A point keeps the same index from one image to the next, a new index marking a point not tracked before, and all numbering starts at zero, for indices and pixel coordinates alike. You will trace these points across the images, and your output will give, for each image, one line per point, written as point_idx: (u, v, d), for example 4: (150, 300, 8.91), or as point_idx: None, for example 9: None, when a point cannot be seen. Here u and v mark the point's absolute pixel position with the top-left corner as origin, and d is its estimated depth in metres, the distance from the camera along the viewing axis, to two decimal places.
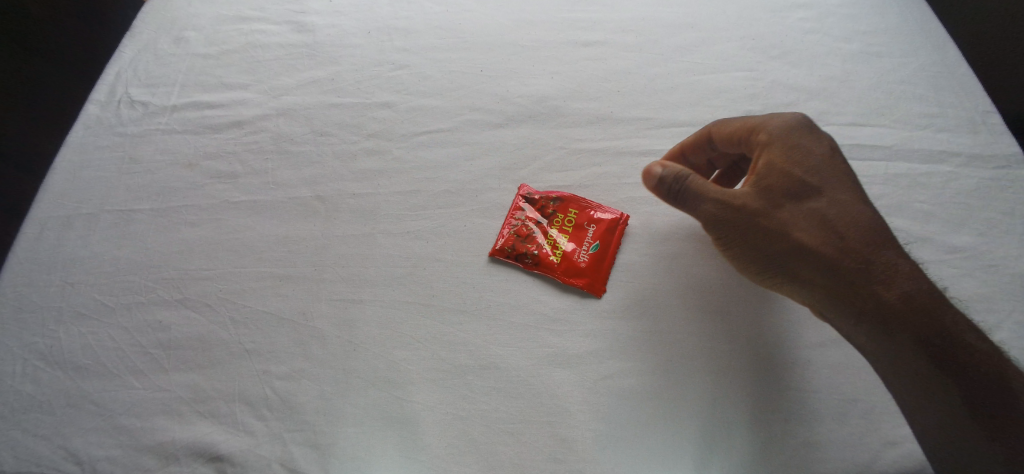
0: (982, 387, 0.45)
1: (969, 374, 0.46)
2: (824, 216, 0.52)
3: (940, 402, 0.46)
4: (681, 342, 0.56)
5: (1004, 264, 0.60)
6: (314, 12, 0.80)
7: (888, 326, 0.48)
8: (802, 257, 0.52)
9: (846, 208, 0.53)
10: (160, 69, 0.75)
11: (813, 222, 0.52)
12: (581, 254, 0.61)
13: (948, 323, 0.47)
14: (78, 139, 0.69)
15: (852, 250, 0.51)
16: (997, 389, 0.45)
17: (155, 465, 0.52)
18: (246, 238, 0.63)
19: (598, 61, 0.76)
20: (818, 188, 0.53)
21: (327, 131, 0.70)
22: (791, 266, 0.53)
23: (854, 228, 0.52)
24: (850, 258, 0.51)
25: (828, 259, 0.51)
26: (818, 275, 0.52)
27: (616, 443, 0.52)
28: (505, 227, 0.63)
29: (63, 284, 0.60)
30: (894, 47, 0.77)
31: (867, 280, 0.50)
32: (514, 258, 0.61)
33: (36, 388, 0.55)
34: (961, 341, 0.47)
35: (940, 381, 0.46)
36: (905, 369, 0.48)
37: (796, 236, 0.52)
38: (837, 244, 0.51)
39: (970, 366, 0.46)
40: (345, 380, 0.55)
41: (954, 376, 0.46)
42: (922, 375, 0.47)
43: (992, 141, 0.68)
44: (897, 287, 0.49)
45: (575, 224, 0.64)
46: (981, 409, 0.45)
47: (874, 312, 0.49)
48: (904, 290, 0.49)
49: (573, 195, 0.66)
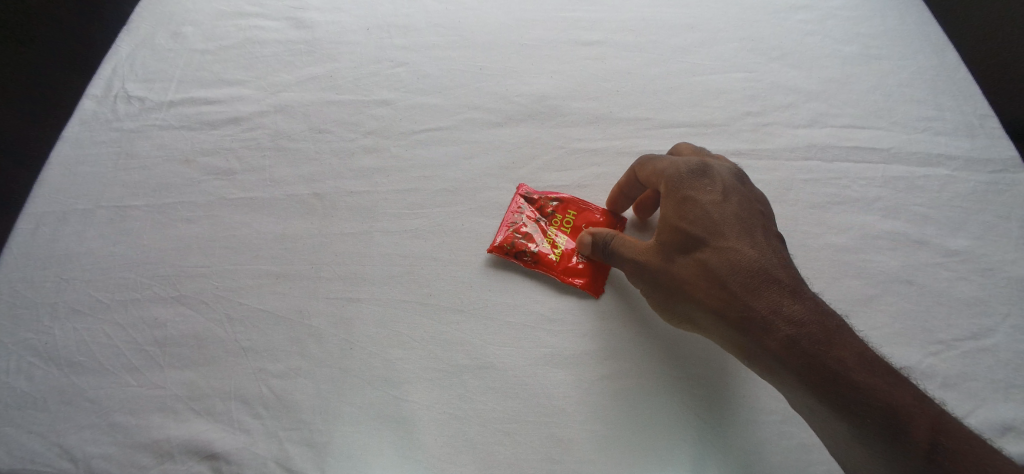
0: (872, 428, 0.41)
1: (858, 417, 0.42)
2: (710, 265, 0.49)
3: (845, 438, 0.44)
4: (678, 344, 0.56)
5: (1000, 267, 0.60)
6: (314, 9, 0.79)
7: (779, 376, 0.46)
8: (697, 311, 0.51)
9: (736, 252, 0.49)
10: (157, 64, 0.74)
11: (698, 273, 0.50)
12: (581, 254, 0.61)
13: (830, 369, 0.43)
14: (74, 134, 0.68)
15: (734, 300, 0.48)
16: (893, 428, 0.40)
17: (150, 462, 0.52)
18: (243, 235, 0.63)
19: (599, 61, 0.75)
20: (703, 236, 0.50)
21: (326, 129, 0.70)
22: (693, 318, 0.52)
23: (740, 273, 0.48)
24: (732, 308, 0.48)
25: (715, 314, 0.49)
26: (715, 326, 0.50)
27: (611, 444, 0.52)
28: (505, 225, 0.63)
29: (58, 280, 0.59)
30: (894, 50, 0.77)
31: (749, 331, 0.47)
32: (513, 255, 0.61)
33: (30, 385, 0.55)
34: (845, 384, 0.42)
35: (835, 423, 0.44)
36: (808, 413, 0.46)
37: (685, 292, 0.51)
38: (721, 295, 0.48)
39: (859, 410, 0.42)
40: (343, 379, 0.54)
41: (845, 421, 0.43)
42: (822, 417, 0.45)
43: (990, 144, 0.68)
44: (777, 335, 0.45)
45: (574, 225, 0.64)
46: (876, 447, 0.42)
47: (763, 363, 0.47)
48: (786, 337, 0.45)
49: (572, 197, 0.65)
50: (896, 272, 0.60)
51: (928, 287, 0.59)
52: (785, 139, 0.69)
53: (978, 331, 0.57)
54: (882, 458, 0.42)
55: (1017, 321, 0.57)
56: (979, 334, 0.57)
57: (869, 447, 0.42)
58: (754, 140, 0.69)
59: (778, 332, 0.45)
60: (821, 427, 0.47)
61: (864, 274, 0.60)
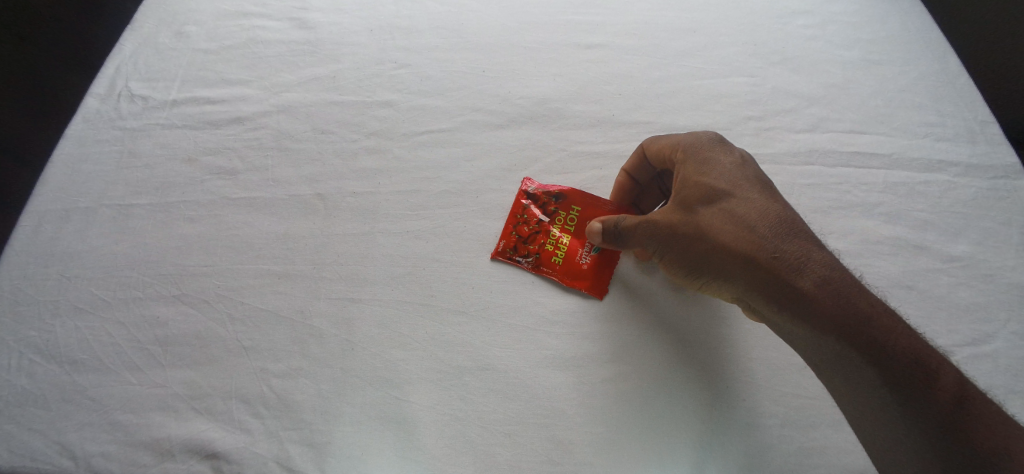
0: (900, 374, 0.42)
1: (889, 362, 0.43)
2: (736, 214, 0.50)
3: (869, 394, 0.44)
4: (678, 346, 0.57)
5: (1000, 273, 0.61)
6: (316, 9, 0.80)
7: (808, 321, 0.46)
8: (720, 263, 0.50)
9: (760, 204, 0.50)
10: (160, 63, 0.74)
11: (725, 221, 0.50)
12: (583, 255, 0.62)
13: (865, 309, 0.44)
14: (76, 132, 0.68)
15: (762, 246, 0.48)
16: (921, 374, 0.42)
17: (151, 461, 0.52)
18: (245, 235, 0.63)
19: (600, 64, 0.76)
20: (727, 188, 0.51)
21: (328, 129, 0.70)
22: (713, 271, 0.51)
23: (766, 222, 0.49)
24: (765, 253, 0.48)
25: (741, 261, 0.49)
26: (738, 278, 0.50)
27: (611, 446, 0.52)
28: (507, 227, 0.63)
29: (60, 278, 0.59)
30: (894, 55, 0.77)
31: (779, 276, 0.47)
32: (515, 259, 0.61)
33: (31, 383, 0.55)
34: (876, 327, 0.44)
35: (864, 372, 0.44)
36: (835, 365, 0.45)
37: (711, 241, 0.50)
38: (749, 241, 0.49)
39: (890, 353, 0.43)
40: (344, 379, 0.54)
41: (876, 367, 0.43)
42: (849, 369, 0.45)
43: (990, 150, 0.68)
44: (811, 279, 0.46)
45: (577, 222, 0.64)
46: (903, 397, 0.42)
47: (790, 310, 0.47)
48: (817, 279, 0.46)
49: (576, 193, 0.65)
50: (896, 278, 0.61)
51: (928, 292, 0.60)
52: (786, 144, 0.70)
53: (977, 337, 0.57)
54: (908, 409, 0.42)
55: (1016, 327, 0.58)
56: (978, 340, 0.57)
57: (896, 397, 0.42)
58: (755, 144, 0.70)
59: (809, 275, 0.46)
60: (842, 384, 0.46)
61: (864, 279, 0.61)
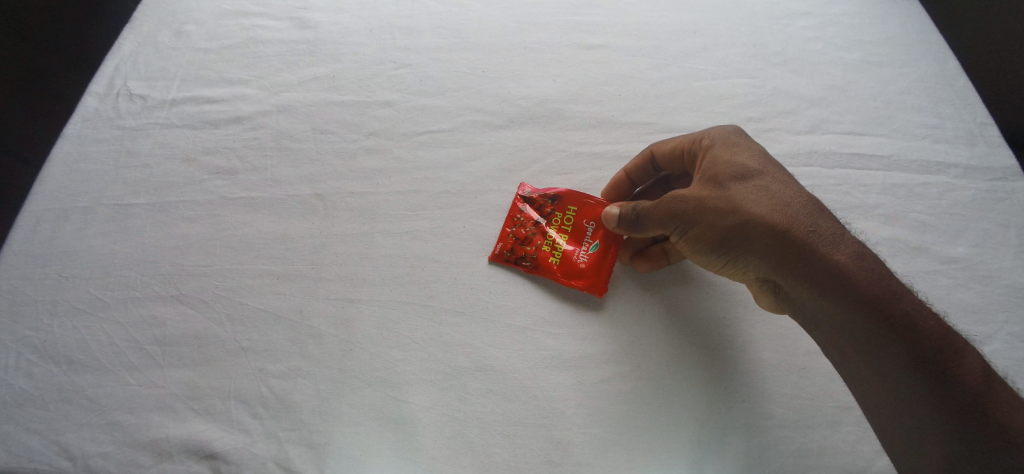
0: (930, 352, 0.42)
1: (919, 338, 0.43)
2: (768, 192, 0.52)
3: (898, 374, 0.43)
4: (678, 347, 0.57)
5: (998, 275, 0.61)
6: (317, 9, 0.79)
7: (841, 293, 0.46)
8: (751, 236, 0.50)
9: (790, 186, 0.52)
10: (159, 62, 0.74)
11: (757, 197, 0.51)
12: (581, 255, 0.61)
13: (894, 283, 0.45)
14: (75, 131, 0.68)
15: (795, 220, 0.49)
16: (948, 349, 0.42)
17: (149, 461, 0.52)
18: (244, 235, 0.63)
19: (601, 65, 0.76)
20: (759, 169, 0.53)
21: (328, 129, 0.70)
22: (741, 246, 0.51)
23: (797, 200, 0.51)
24: (797, 225, 0.49)
25: (774, 234, 0.50)
26: (768, 251, 0.50)
27: (611, 446, 0.52)
28: (504, 231, 0.63)
29: (58, 278, 0.59)
30: (894, 57, 0.77)
31: (813, 249, 0.48)
32: (513, 261, 0.61)
33: (29, 383, 0.55)
34: (907, 302, 0.45)
35: (895, 349, 0.43)
36: (864, 342, 0.45)
37: (744, 214, 0.51)
38: (782, 215, 0.50)
39: (919, 329, 0.43)
40: (343, 380, 0.54)
41: (906, 343, 0.43)
42: (879, 346, 0.44)
43: (990, 152, 0.69)
44: (842, 251, 0.47)
45: (574, 222, 0.64)
46: (932, 376, 0.42)
47: (823, 281, 0.47)
48: (849, 251, 0.47)
49: (572, 192, 0.65)
50: None
51: (926, 294, 0.60)
52: (786, 145, 0.70)
53: (974, 339, 0.57)
54: (937, 390, 0.42)
55: (1015, 329, 0.58)
56: (975, 342, 0.57)
57: (926, 376, 0.42)
58: None
59: (842, 249, 0.48)
60: (869, 365, 0.45)
61: None
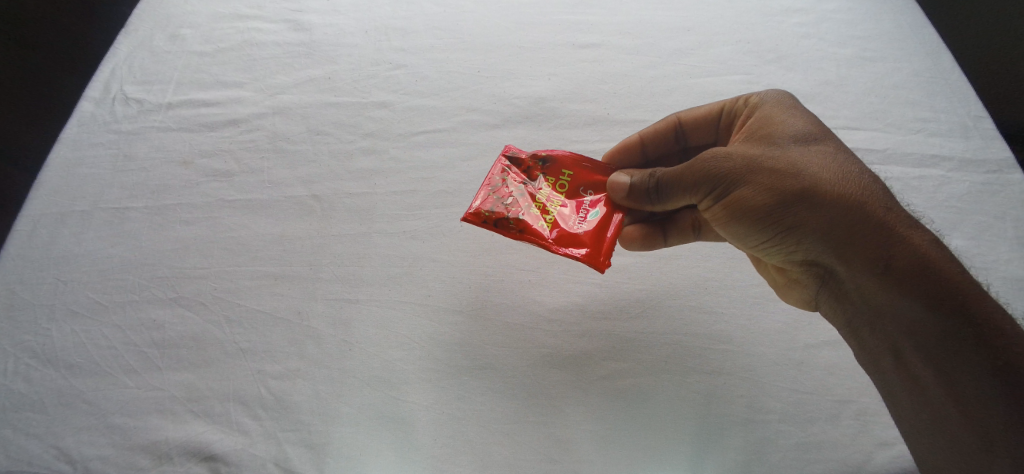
0: (1014, 361, 0.40)
1: (1009, 345, 0.40)
2: (830, 160, 0.49)
3: (966, 375, 0.41)
4: (674, 344, 0.57)
5: (995, 267, 0.60)
6: (313, 12, 0.80)
7: (909, 276, 0.44)
8: (811, 207, 0.47)
9: (851, 160, 0.50)
10: (155, 66, 0.74)
11: (819, 164, 0.49)
12: (579, 223, 0.56)
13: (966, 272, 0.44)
14: (72, 136, 0.68)
15: (862, 195, 0.47)
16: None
17: (147, 465, 0.51)
18: (242, 237, 0.63)
19: (595, 63, 0.76)
20: (817, 138, 0.52)
21: (324, 131, 0.70)
22: (795, 219, 0.48)
23: (859, 173, 0.49)
24: (865, 200, 0.47)
25: (839, 205, 0.46)
26: (828, 225, 0.47)
27: (608, 444, 0.51)
28: (482, 191, 0.57)
29: (56, 282, 0.59)
30: (887, 52, 0.78)
31: (883, 227, 0.45)
32: (492, 223, 0.55)
33: (28, 387, 0.54)
34: (990, 303, 0.42)
35: (973, 351, 0.41)
36: (927, 332, 0.43)
37: (804, 181, 0.48)
38: (848, 186, 0.47)
39: (1008, 334, 0.40)
40: (340, 380, 0.54)
41: (982, 335, 0.41)
42: (955, 348, 0.41)
43: (984, 145, 0.69)
44: (912, 231, 0.46)
45: (569, 187, 0.60)
46: (1012, 387, 0.39)
47: (899, 265, 0.44)
48: (922, 237, 0.45)
49: (568, 157, 0.61)
50: None
51: None
52: None
53: None
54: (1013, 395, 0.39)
55: None
56: None
57: (1001, 377, 0.39)
58: None
59: (920, 235, 0.46)
60: (921, 359, 0.43)
61: None
